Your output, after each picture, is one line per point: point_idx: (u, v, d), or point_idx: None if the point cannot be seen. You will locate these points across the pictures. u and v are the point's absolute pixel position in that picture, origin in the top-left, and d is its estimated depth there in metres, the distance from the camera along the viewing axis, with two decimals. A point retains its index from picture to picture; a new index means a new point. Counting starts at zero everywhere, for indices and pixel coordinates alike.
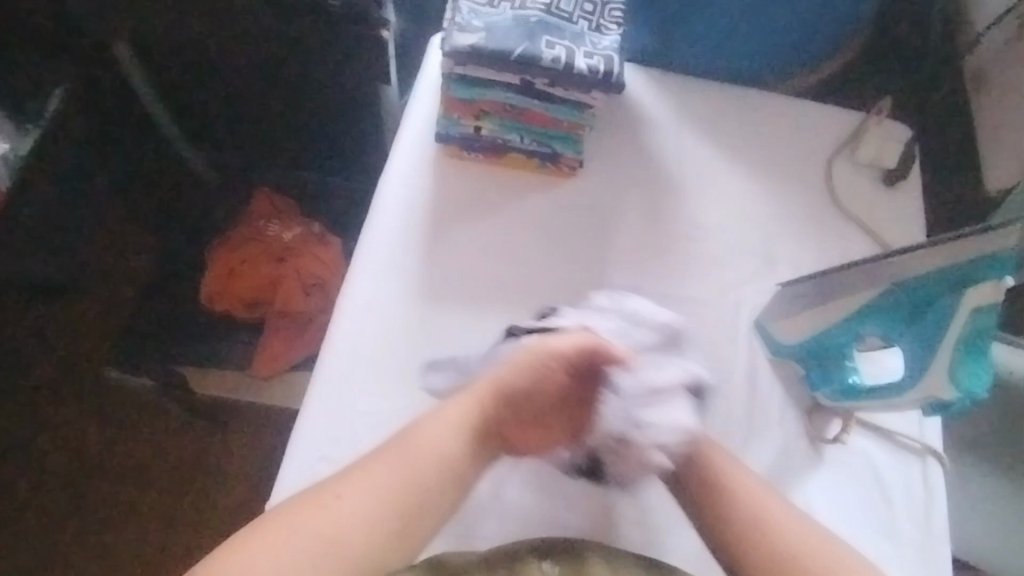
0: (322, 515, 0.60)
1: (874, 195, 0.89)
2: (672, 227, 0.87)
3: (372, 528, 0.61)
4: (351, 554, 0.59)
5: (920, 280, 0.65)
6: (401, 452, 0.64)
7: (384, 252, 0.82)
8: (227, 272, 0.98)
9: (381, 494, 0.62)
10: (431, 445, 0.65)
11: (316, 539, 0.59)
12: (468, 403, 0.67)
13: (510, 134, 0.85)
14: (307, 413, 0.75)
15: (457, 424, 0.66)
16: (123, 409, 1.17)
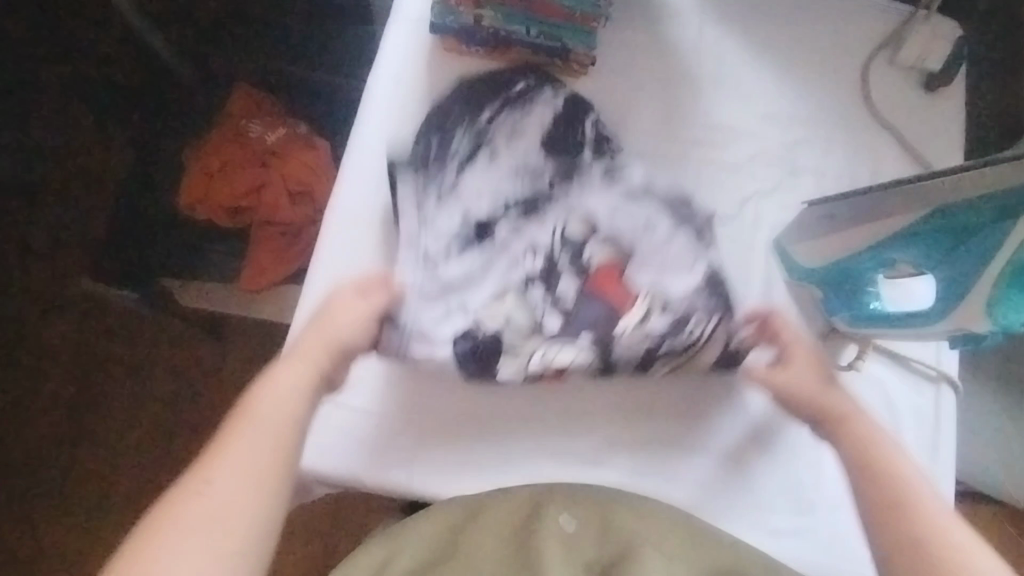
0: (200, 500, 0.54)
1: (912, 100, 0.81)
2: (690, 132, 0.79)
3: (237, 497, 0.55)
4: (223, 529, 0.53)
5: (965, 204, 0.59)
6: (240, 417, 0.59)
7: (376, 158, 0.75)
8: (207, 176, 0.91)
9: (235, 463, 0.56)
10: (269, 398, 0.60)
11: (217, 517, 0.53)
12: (297, 364, 0.63)
13: (513, 25, 0.76)
14: (296, 337, 0.69)
15: (298, 377, 0.62)
16: (99, 319, 1.08)
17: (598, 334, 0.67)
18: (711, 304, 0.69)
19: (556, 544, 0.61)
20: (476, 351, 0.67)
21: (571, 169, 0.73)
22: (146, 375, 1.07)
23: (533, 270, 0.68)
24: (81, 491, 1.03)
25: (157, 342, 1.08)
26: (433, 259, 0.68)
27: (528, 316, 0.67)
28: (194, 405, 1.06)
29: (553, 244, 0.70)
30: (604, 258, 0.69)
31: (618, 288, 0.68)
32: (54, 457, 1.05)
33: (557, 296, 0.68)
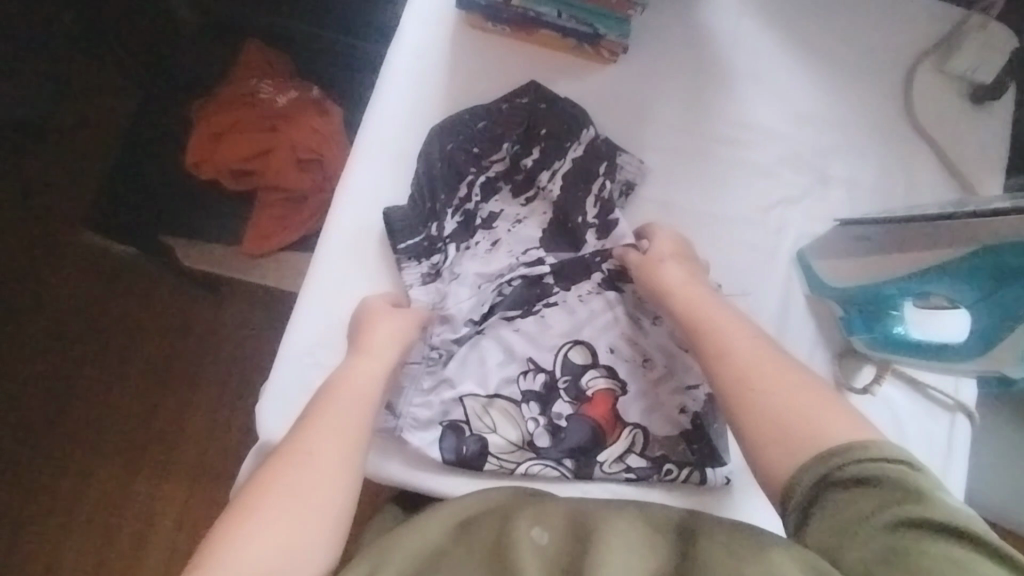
0: (309, 464, 0.52)
1: (956, 113, 0.77)
2: (719, 131, 0.76)
3: (347, 466, 0.53)
4: (341, 494, 0.52)
5: (1012, 250, 0.57)
6: (334, 395, 0.58)
7: (389, 134, 0.72)
8: (213, 136, 0.87)
9: (339, 434, 0.55)
10: (350, 390, 0.58)
11: (311, 489, 0.51)
12: (372, 355, 0.61)
13: (543, 8, 0.72)
14: (298, 314, 0.66)
15: (378, 368, 0.60)
16: (102, 269, 1.06)
17: (578, 459, 0.64)
18: (700, 455, 0.65)
19: (528, 553, 0.50)
20: (461, 455, 0.63)
21: (571, 275, 0.69)
22: (144, 329, 1.06)
23: (527, 390, 0.66)
24: (76, 442, 1.03)
25: (160, 297, 1.06)
26: (435, 363, 0.65)
27: (517, 434, 0.64)
28: (194, 363, 1.05)
29: (555, 369, 0.66)
30: (602, 386, 0.66)
31: (609, 419, 0.65)
32: (45, 404, 1.04)
33: (551, 417, 0.65)
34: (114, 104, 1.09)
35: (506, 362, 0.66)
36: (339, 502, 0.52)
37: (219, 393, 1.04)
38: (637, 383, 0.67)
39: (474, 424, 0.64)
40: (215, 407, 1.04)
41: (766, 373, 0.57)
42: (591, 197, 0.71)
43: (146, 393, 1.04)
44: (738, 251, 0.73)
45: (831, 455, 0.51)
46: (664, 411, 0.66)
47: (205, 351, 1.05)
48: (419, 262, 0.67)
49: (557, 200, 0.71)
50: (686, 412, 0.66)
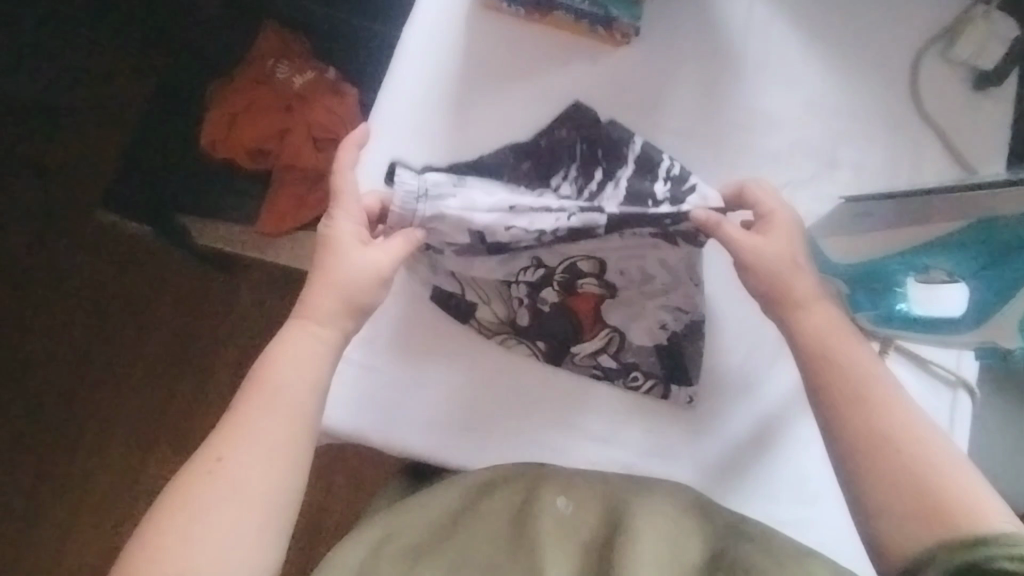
0: (226, 478, 0.55)
1: (960, 98, 0.78)
2: (729, 114, 0.77)
3: (267, 475, 0.56)
4: (260, 503, 0.55)
5: (1011, 220, 0.59)
6: (258, 390, 0.58)
7: (407, 114, 0.74)
8: (230, 117, 0.89)
9: (260, 442, 0.57)
10: (283, 380, 0.59)
11: (238, 489, 0.55)
12: (312, 329, 0.61)
13: None
14: None
15: (313, 353, 0.60)
16: (114, 249, 1.07)
17: (552, 344, 0.68)
18: (668, 370, 0.69)
19: (551, 524, 0.60)
20: (451, 308, 0.68)
21: (626, 224, 0.61)
22: (157, 310, 1.07)
23: (523, 278, 0.67)
24: (89, 420, 1.04)
25: (171, 277, 1.07)
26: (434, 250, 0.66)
27: (496, 313, 0.68)
28: (206, 342, 1.06)
29: (556, 267, 0.67)
30: (592, 291, 0.67)
31: (589, 315, 0.68)
32: (58, 383, 1.05)
33: (536, 300, 0.68)
34: (128, 86, 1.10)
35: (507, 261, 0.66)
36: (275, 497, 0.56)
37: (230, 372, 1.06)
38: (628, 291, 0.67)
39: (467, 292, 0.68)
40: (228, 386, 1.06)
41: (933, 476, 0.55)
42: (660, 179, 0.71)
43: (160, 373, 1.06)
44: None
45: (957, 547, 0.52)
46: (645, 321, 0.69)
47: (217, 332, 1.07)
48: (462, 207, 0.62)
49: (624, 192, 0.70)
50: (664, 329, 0.69)
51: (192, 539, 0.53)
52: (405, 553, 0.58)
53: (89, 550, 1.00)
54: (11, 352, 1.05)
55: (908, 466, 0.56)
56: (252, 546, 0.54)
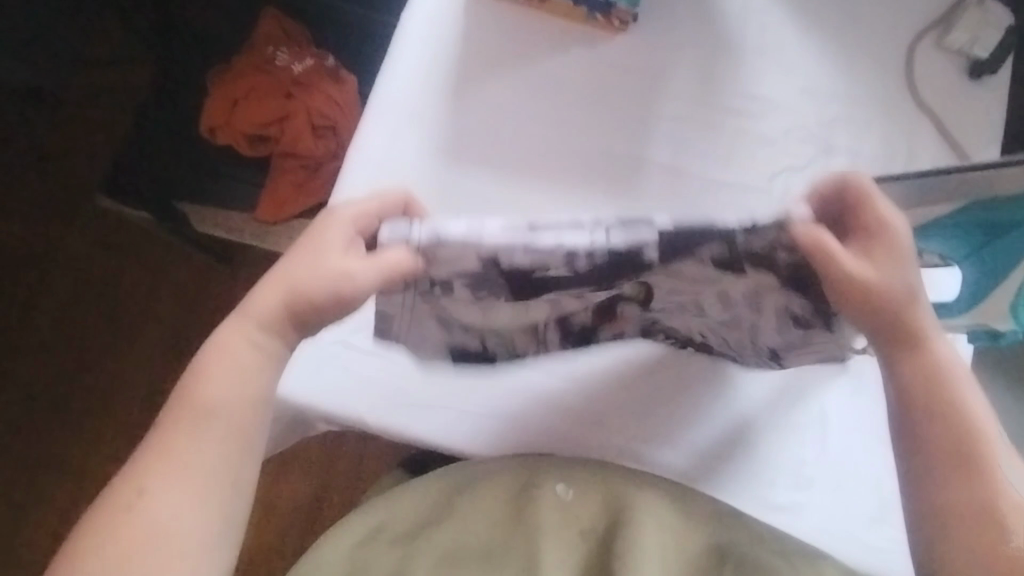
0: (153, 497, 0.55)
1: (955, 85, 0.79)
2: (726, 100, 0.78)
3: (195, 491, 0.56)
4: (186, 522, 0.55)
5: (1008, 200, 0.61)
6: (192, 403, 0.58)
7: (406, 101, 0.74)
8: (230, 103, 0.89)
9: (187, 456, 0.57)
10: (220, 386, 0.58)
11: (187, 484, 0.56)
12: (247, 328, 0.59)
13: None
14: None
15: (246, 355, 0.59)
16: (115, 237, 1.08)
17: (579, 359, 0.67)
18: (683, 367, 0.69)
19: (554, 515, 0.68)
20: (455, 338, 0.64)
21: (679, 250, 0.54)
22: (157, 298, 1.07)
23: (560, 312, 0.63)
24: (90, 405, 1.05)
25: (171, 265, 1.08)
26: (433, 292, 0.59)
27: (513, 343, 0.65)
28: (206, 330, 1.07)
29: (593, 300, 0.62)
30: (630, 311, 0.64)
31: (621, 332, 0.66)
32: (59, 371, 1.06)
33: (568, 330, 0.65)
34: (127, 75, 1.10)
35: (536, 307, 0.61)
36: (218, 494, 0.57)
37: None
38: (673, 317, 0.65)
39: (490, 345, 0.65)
40: None
41: (993, 482, 0.56)
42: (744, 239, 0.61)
43: (160, 360, 1.06)
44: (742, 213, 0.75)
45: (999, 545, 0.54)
46: (675, 337, 0.68)
47: (218, 321, 1.07)
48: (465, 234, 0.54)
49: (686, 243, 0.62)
50: (691, 334, 0.67)
51: (126, 545, 0.54)
52: (399, 540, 0.66)
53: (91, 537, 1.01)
54: (13, 338, 1.06)
55: (956, 435, 0.58)
56: (183, 552, 0.55)
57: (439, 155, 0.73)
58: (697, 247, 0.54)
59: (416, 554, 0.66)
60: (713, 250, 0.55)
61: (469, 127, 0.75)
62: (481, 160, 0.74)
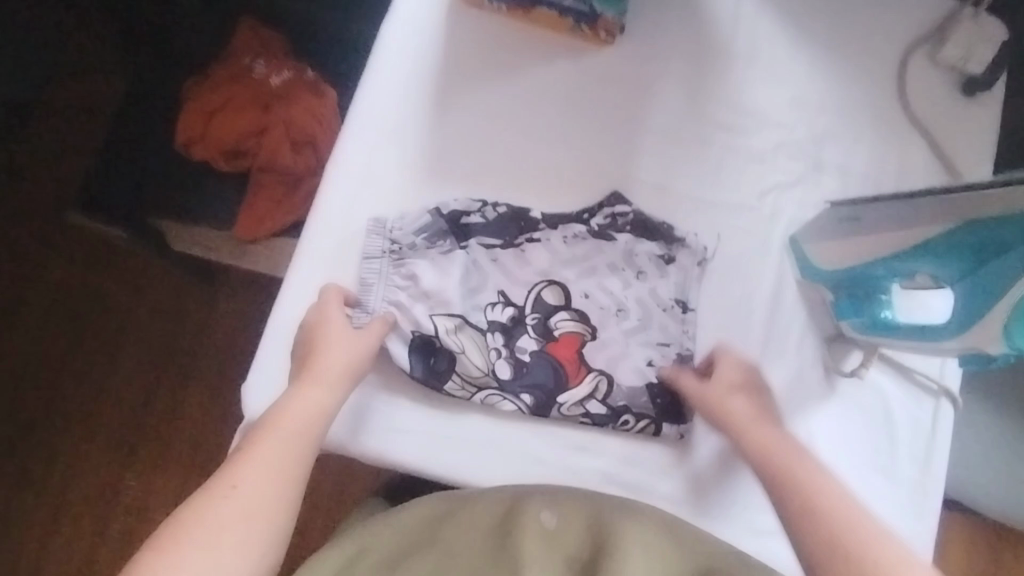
0: (227, 503, 0.51)
1: (948, 100, 0.77)
2: (714, 116, 0.76)
3: (273, 510, 0.53)
4: (260, 539, 0.51)
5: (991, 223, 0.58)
6: (271, 424, 0.57)
7: (384, 115, 0.72)
8: (205, 116, 0.87)
9: (267, 471, 0.54)
10: (298, 411, 0.58)
11: (232, 534, 0.50)
12: (320, 381, 0.60)
13: None
14: (291, 281, 0.68)
15: (322, 394, 0.60)
16: (91, 253, 1.05)
17: (539, 396, 0.66)
18: (660, 410, 0.67)
19: (535, 544, 0.55)
20: (427, 364, 0.66)
21: (560, 218, 0.72)
22: (134, 313, 1.05)
23: (493, 320, 0.67)
24: (68, 426, 1.02)
25: (150, 280, 1.05)
26: (399, 254, 0.68)
27: (479, 365, 0.66)
28: (187, 347, 1.04)
29: (524, 304, 0.68)
30: (570, 328, 0.68)
31: (573, 362, 0.67)
32: (34, 387, 1.03)
33: (514, 350, 0.67)
34: (105, 83, 1.08)
35: (473, 291, 0.68)
36: (266, 553, 0.51)
37: (211, 377, 1.04)
38: (608, 330, 0.68)
39: (445, 339, 0.66)
40: (210, 387, 1.04)
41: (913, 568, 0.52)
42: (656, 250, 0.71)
43: (140, 379, 1.04)
44: (729, 232, 0.74)
45: None
46: (631, 361, 0.68)
47: (196, 337, 1.05)
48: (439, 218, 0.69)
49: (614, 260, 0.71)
50: (652, 366, 0.68)
51: (193, 560, 0.49)
52: (380, 567, 0.53)
53: (64, 559, 0.98)
54: None
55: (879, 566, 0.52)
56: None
57: (420, 173, 0.72)
58: (570, 222, 0.71)
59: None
60: (584, 228, 0.71)
61: (449, 143, 0.73)
62: (461, 177, 0.72)
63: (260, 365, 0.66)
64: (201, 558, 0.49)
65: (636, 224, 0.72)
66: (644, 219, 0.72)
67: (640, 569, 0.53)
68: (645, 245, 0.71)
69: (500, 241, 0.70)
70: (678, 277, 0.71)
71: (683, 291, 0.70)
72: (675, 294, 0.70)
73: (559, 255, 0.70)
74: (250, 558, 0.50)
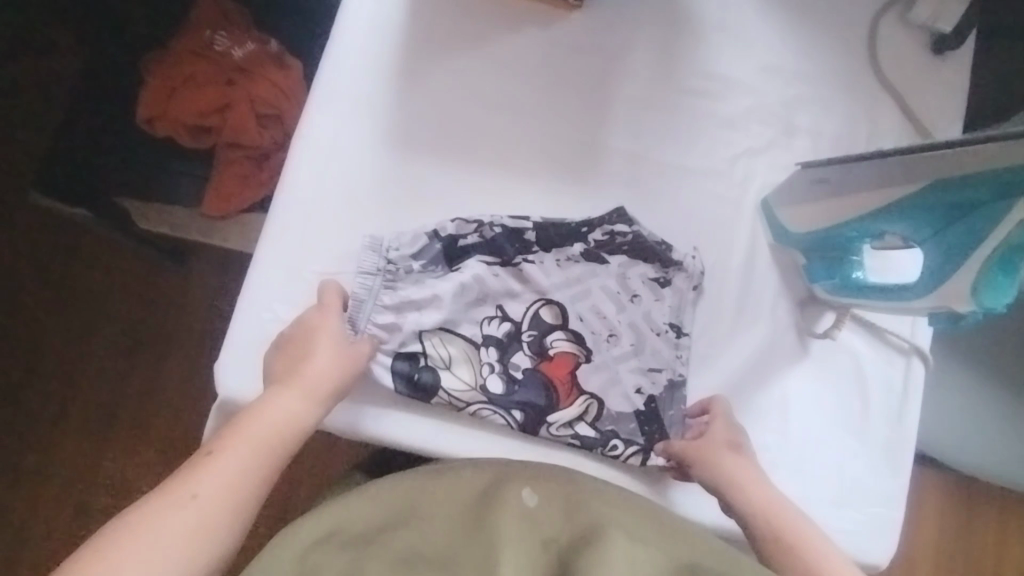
0: (184, 506, 0.51)
1: (917, 62, 0.77)
2: (684, 81, 0.76)
3: (229, 519, 0.52)
4: (206, 546, 0.50)
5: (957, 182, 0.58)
6: (239, 426, 0.56)
7: (349, 87, 0.71)
8: (168, 91, 0.85)
9: (228, 478, 0.53)
10: (264, 416, 0.57)
11: (181, 539, 0.50)
12: (291, 394, 0.59)
13: None
14: (262, 254, 0.67)
15: (290, 410, 0.58)
16: (59, 234, 1.03)
17: (529, 414, 0.66)
18: (649, 437, 0.67)
19: (515, 521, 0.54)
20: (412, 387, 0.64)
21: (554, 239, 0.69)
22: (106, 298, 1.03)
23: (488, 335, 0.66)
24: (42, 410, 1.01)
25: (120, 262, 1.04)
26: (393, 276, 0.66)
27: (468, 380, 0.65)
28: (161, 328, 1.03)
29: (521, 321, 0.67)
30: (565, 349, 0.67)
31: (565, 384, 0.67)
32: (6, 375, 1.01)
33: (508, 366, 0.66)
34: (61, 61, 1.04)
35: (473, 305, 0.67)
36: (194, 558, 0.50)
37: (186, 358, 1.03)
38: (602, 356, 0.68)
39: (430, 356, 0.65)
40: (186, 369, 1.02)
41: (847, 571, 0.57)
42: (655, 274, 0.70)
43: (113, 362, 1.02)
44: (700, 197, 0.74)
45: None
46: (620, 387, 0.67)
47: (171, 318, 1.03)
48: (433, 241, 0.68)
49: (613, 281, 0.69)
50: (641, 393, 0.68)
51: (138, 551, 0.48)
52: (355, 541, 0.52)
53: (45, 548, 0.97)
54: None
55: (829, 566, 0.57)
56: None
57: (388, 143, 0.70)
58: (568, 241, 0.70)
59: (368, 556, 0.52)
60: (579, 248, 0.69)
61: (418, 114, 0.72)
62: (432, 148, 0.71)
63: (232, 343, 0.66)
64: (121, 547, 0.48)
65: (634, 244, 0.70)
66: (643, 241, 0.70)
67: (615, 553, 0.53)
68: (639, 267, 0.70)
69: (497, 259, 0.68)
70: (672, 300, 0.70)
71: (676, 315, 0.70)
72: (668, 318, 0.70)
73: (556, 272, 0.69)
74: (176, 559, 0.49)
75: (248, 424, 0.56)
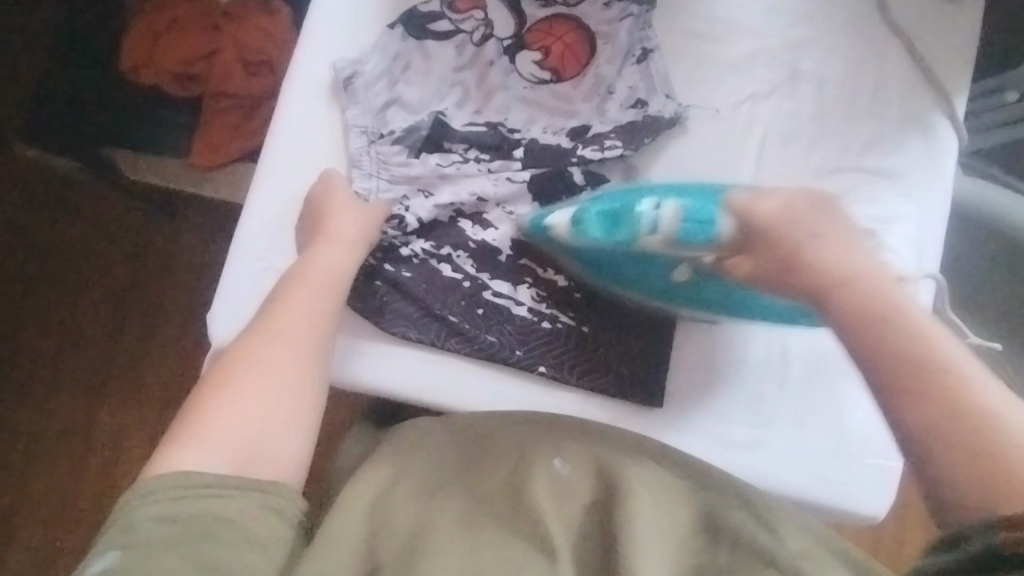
0: (260, 351, 0.54)
1: (927, 4, 0.75)
2: (684, 26, 0.74)
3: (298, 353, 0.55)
4: (286, 381, 0.54)
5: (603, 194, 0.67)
6: (294, 284, 0.60)
7: (340, 37, 0.71)
8: (151, 37, 0.84)
9: (290, 321, 0.57)
10: (313, 266, 0.61)
11: (263, 385, 0.53)
12: (333, 246, 0.62)
13: (519, 61, 0.71)
14: (252, 208, 0.67)
15: (337, 257, 0.62)
16: (52, 187, 1.03)
17: (528, 252, 0.69)
18: None
19: (547, 485, 0.53)
20: (425, 143, 0.69)
21: (548, 195, 0.69)
22: (103, 250, 1.03)
23: (468, 270, 0.68)
24: (40, 361, 1.01)
25: (115, 215, 1.03)
26: (380, 137, 0.69)
27: (478, 167, 0.69)
28: (158, 280, 1.02)
29: (503, 277, 0.68)
30: (551, 298, 0.68)
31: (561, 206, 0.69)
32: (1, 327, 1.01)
33: (493, 312, 0.67)
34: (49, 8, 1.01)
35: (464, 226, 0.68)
36: (287, 401, 0.53)
37: (182, 310, 1.02)
38: (589, 309, 0.69)
39: (451, 141, 0.69)
40: (181, 322, 1.02)
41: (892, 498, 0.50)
42: None
43: (109, 315, 1.02)
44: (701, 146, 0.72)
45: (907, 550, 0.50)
46: None
47: (166, 271, 1.02)
48: (416, 129, 0.69)
49: None
50: (630, 337, 0.68)
51: (232, 404, 0.51)
52: (410, 498, 0.52)
53: (48, 497, 0.98)
54: None
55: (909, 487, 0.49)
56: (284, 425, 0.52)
57: (379, 92, 0.69)
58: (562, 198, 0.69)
59: (434, 516, 0.51)
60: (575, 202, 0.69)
61: (405, 60, 0.70)
62: (422, 95, 0.70)
63: (226, 297, 0.65)
64: (231, 416, 0.50)
65: None
66: None
67: (648, 504, 0.51)
68: None
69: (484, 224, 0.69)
70: None
71: None
72: None
73: None
74: (271, 399, 0.52)
75: (298, 281, 0.60)
